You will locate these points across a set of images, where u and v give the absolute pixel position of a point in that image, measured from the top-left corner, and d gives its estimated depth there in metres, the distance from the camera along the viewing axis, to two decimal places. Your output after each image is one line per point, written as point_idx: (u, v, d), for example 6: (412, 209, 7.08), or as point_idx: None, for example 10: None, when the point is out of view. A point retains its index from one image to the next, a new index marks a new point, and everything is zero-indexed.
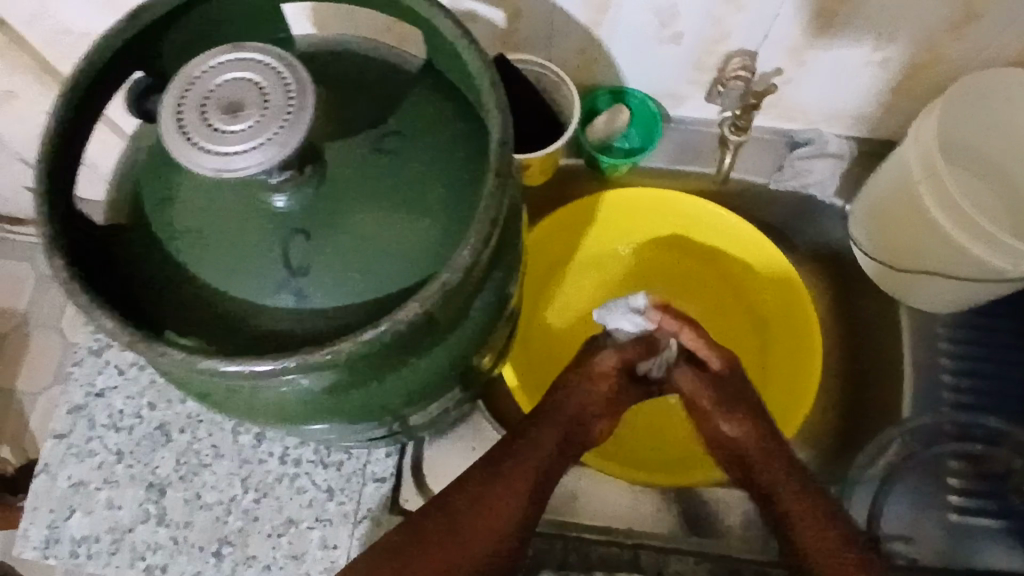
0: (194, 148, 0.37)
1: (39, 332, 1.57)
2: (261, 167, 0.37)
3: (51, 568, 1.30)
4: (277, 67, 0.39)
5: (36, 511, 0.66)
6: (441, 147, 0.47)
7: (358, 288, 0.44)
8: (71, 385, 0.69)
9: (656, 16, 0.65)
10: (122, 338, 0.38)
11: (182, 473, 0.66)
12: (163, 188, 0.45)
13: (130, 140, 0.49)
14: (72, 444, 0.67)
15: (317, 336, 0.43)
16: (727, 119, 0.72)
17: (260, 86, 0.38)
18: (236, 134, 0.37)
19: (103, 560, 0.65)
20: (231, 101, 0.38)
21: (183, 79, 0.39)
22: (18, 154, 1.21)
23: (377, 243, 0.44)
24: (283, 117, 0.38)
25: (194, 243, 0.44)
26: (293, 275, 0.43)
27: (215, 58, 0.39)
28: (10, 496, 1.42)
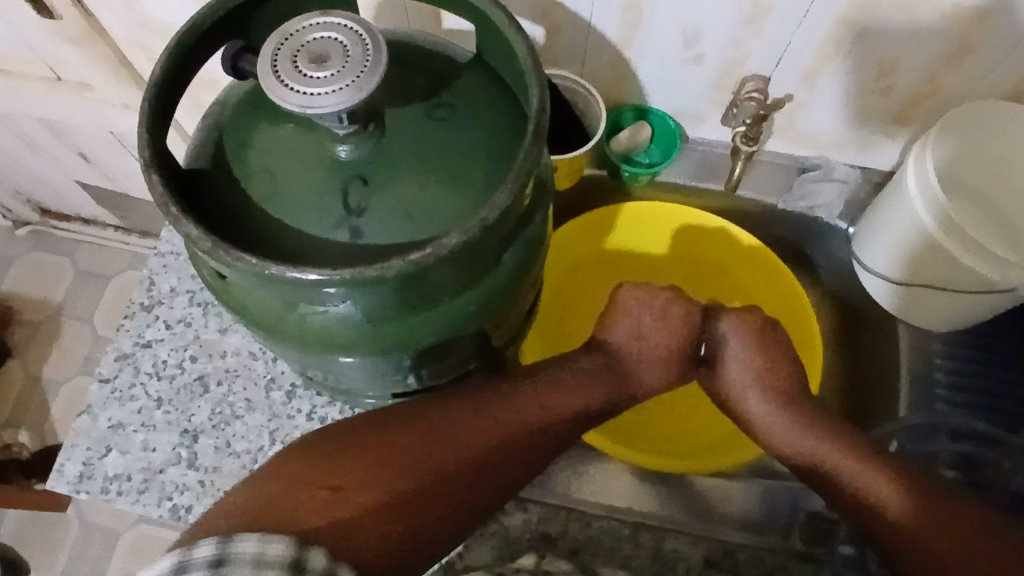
0: (286, 89, 0.44)
1: (70, 323, 1.63)
2: (340, 106, 0.44)
3: (60, 550, 1.33)
4: (357, 29, 0.46)
5: (74, 447, 0.71)
6: (486, 121, 0.53)
7: (405, 230, 0.49)
8: (121, 334, 0.75)
9: (682, 37, 0.73)
10: (205, 244, 0.44)
11: (215, 422, 0.71)
12: (246, 135, 0.53)
13: (219, 97, 0.56)
14: (116, 388, 0.72)
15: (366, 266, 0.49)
16: (739, 131, 0.79)
17: (343, 43, 0.45)
18: (322, 78, 0.44)
19: (132, 497, 0.69)
20: (319, 53, 0.45)
21: (279, 35, 0.46)
22: (78, 147, 1.31)
23: (425, 192, 0.50)
24: (361, 67, 0.44)
25: (267, 184, 0.51)
26: (351, 214, 0.50)
27: (307, 20, 0.46)
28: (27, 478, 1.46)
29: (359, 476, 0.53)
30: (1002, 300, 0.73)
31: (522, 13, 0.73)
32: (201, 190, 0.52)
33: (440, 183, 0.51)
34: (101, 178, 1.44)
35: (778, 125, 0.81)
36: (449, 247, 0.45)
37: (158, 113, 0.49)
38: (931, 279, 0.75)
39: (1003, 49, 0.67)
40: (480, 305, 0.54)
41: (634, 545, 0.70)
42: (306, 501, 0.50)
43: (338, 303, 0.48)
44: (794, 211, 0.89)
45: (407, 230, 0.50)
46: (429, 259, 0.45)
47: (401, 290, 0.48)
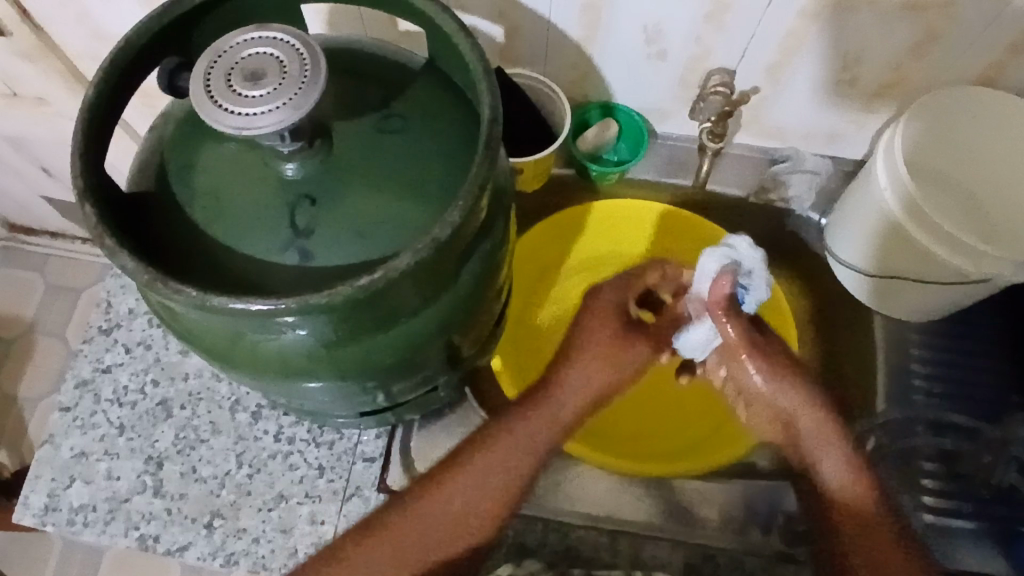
0: (219, 110, 0.42)
1: (42, 338, 1.61)
2: (277, 127, 0.42)
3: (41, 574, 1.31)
4: (294, 43, 0.44)
5: (37, 478, 0.69)
6: (438, 130, 0.52)
7: (356, 250, 0.48)
8: (79, 360, 0.72)
9: (644, 33, 0.71)
10: (143, 277, 0.43)
11: (181, 447, 0.69)
12: (187, 156, 0.51)
13: (161, 116, 0.54)
14: (77, 416, 0.70)
15: (317, 290, 0.47)
16: (705, 127, 0.76)
17: (279, 59, 0.43)
18: (258, 98, 0.42)
19: (98, 528, 0.67)
20: (254, 71, 0.43)
21: (212, 52, 0.44)
22: (39, 161, 1.27)
23: (375, 210, 0.48)
24: (299, 83, 0.42)
25: (211, 207, 0.49)
26: (299, 236, 0.48)
27: (241, 35, 0.44)
28: (5, 500, 1.43)
29: (469, 497, 0.62)
30: (975, 288, 0.72)
31: (479, 14, 0.71)
32: (142, 215, 0.50)
33: (391, 200, 0.49)
34: (66, 191, 1.41)
35: (746, 118, 0.80)
36: (400, 269, 0.43)
37: (92, 138, 0.47)
38: (904, 270, 0.74)
39: (969, 35, 0.66)
40: (440, 323, 0.52)
41: (613, 553, 0.69)
42: (431, 520, 0.62)
43: (291, 329, 0.46)
44: (764, 205, 0.86)
45: (359, 249, 0.48)
46: (379, 282, 0.43)
47: (355, 314, 0.46)
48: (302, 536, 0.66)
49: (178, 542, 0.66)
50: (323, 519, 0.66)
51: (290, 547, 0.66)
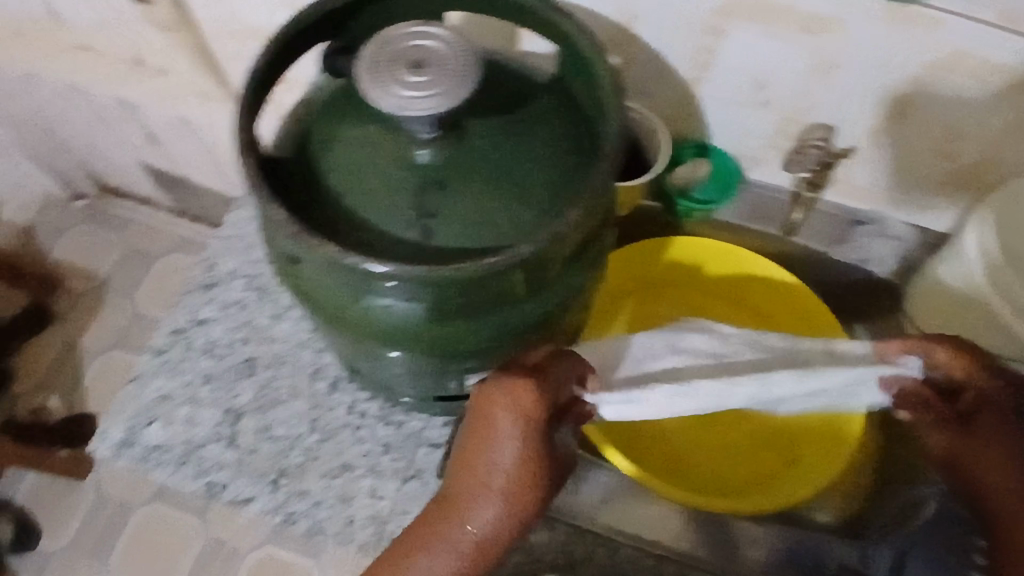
0: (382, 89, 0.45)
1: (114, 297, 1.81)
2: (433, 111, 0.44)
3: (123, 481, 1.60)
4: (455, 40, 0.47)
5: (121, 413, 0.72)
6: (558, 139, 0.55)
7: (475, 236, 0.51)
8: (178, 309, 0.77)
9: (752, 80, 0.74)
10: (290, 228, 0.47)
11: (259, 404, 0.72)
12: (330, 130, 0.55)
13: (309, 92, 0.59)
14: (167, 360, 0.74)
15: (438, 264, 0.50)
16: (802, 179, 0.81)
17: (440, 52, 0.46)
18: (418, 83, 0.45)
19: (171, 468, 0.70)
20: (417, 59, 0.46)
21: (377, 40, 0.47)
22: (146, 128, 1.40)
23: (495, 201, 0.52)
24: (456, 72, 0.45)
25: (345, 180, 0.53)
26: (424, 215, 0.51)
27: (405, 28, 0.48)
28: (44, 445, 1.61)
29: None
30: None
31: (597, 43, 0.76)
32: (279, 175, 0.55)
33: (510, 195, 0.52)
34: (162, 160, 1.53)
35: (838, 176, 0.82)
36: (521, 257, 0.47)
37: (255, 101, 0.52)
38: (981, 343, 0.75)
39: None
40: (535, 318, 0.55)
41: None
42: None
43: (404, 299, 0.50)
44: (845, 262, 0.89)
45: (477, 237, 0.51)
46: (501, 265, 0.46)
47: (465, 293, 0.49)
48: (360, 508, 0.68)
49: (243, 494, 0.69)
50: (382, 495, 0.69)
51: (347, 516, 0.68)
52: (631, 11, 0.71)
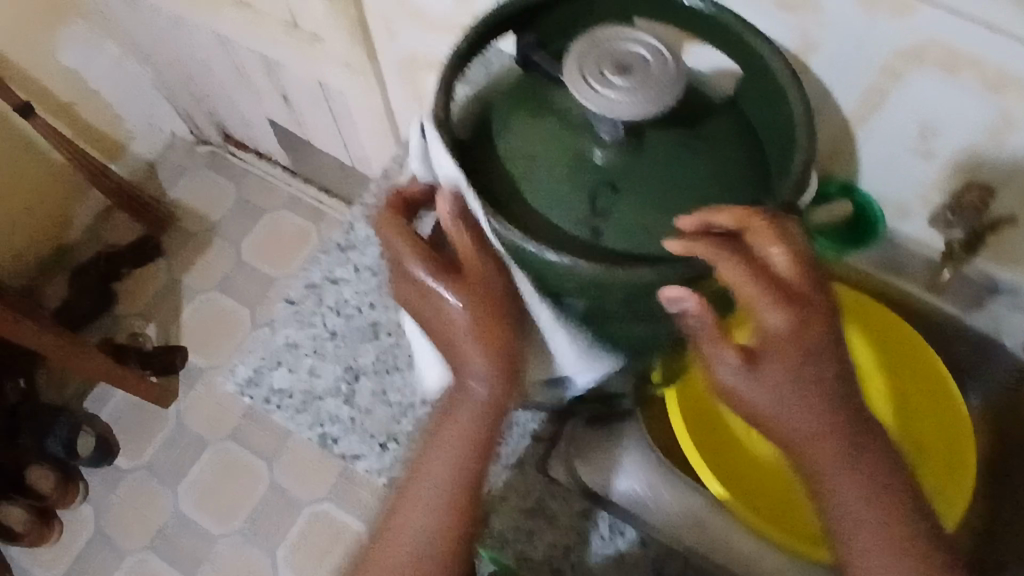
0: (587, 88, 0.45)
1: (221, 243, 1.94)
2: (636, 116, 0.44)
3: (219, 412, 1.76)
4: (663, 50, 0.47)
5: (249, 353, 0.76)
6: (733, 158, 0.55)
7: (640, 242, 0.52)
8: (314, 266, 0.80)
9: (919, 129, 0.72)
10: None
11: (378, 368, 0.75)
12: (510, 118, 0.56)
13: (492, 79, 0.61)
14: (298, 312, 0.78)
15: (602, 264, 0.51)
16: (954, 240, 0.76)
17: (648, 60, 0.47)
18: (623, 86, 0.45)
19: (289, 414, 0.73)
20: (624, 63, 0.46)
21: (586, 39, 0.48)
22: (283, 90, 1.48)
23: (666, 211, 0.52)
24: (661, 80, 0.46)
25: (520, 169, 0.54)
26: (595, 214, 0.52)
27: (615, 31, 0.48)
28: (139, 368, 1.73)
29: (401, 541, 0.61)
30: None
31: None
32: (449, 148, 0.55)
33: (681, 209, 0.53)
34: (291, 121, 1.62)
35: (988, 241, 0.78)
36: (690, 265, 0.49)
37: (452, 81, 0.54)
38: None
39: None
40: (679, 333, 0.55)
41: None
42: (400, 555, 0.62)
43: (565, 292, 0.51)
44: (977, 330, 0.84)
45: (644, 244, 0.52)
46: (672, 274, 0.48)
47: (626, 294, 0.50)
48: None
49: (353, 451, 0.72)
50: None
51: None
52: (806, 41, 0.70)
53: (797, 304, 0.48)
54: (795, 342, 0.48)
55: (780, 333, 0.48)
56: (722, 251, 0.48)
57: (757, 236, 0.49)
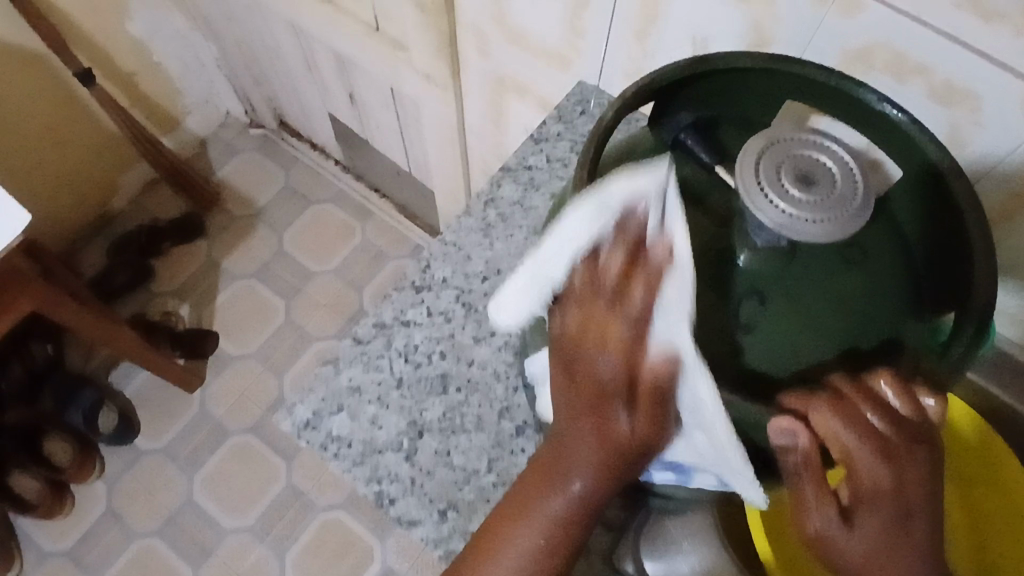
0: (763, 198, 0.40)
1: (264, 229, 1.91)
2: (818, 239, 0.39)
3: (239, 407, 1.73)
4: (848, 160, 0.42)
5: (310, 392, 0.72)
6: (894, 274, 0.48)
7: (785, 364, 0.45)
8: (385, 303, 0.75)
9: None
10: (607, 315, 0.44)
11: (444, 426, 0.70)
12: None
13: (618, 149, 0.55)
14: (364, 353, 0.73)
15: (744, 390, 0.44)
16: None
17: (833, 171, 0.41)
18: (804, 201, 0.40)
19: (347, 464, 0.69)
20: (806, 172, 0.41)
21: (761, 138, 0.42)
22: (351, 88, 1.44)
23: (817, 331, 0.46)
24: (849, 202, 0.40)
25: None
26: (738, 327, 0.46)
27: (793, 132, 0.42)
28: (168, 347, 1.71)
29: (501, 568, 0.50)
30: None
31: None
32: None
33: (834, 331, 0.46)
34: (353, 119, 1.58)
35: None
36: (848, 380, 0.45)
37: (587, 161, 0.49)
38: None
39: None
40: None
41: None
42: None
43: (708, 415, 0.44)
44: None
45: (791, 365, 0.45)
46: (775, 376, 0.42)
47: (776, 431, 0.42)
48: None
49: (410, 514, 0.67)
50: None
51: None
52: (954, 135, 0.64)
53: (901, 468, 0.38)
54: (898, 509, 0.38)
55: (882, 491, 0.38)
56: (834, 413, 0.38)
57: (848, 403, 0.38)
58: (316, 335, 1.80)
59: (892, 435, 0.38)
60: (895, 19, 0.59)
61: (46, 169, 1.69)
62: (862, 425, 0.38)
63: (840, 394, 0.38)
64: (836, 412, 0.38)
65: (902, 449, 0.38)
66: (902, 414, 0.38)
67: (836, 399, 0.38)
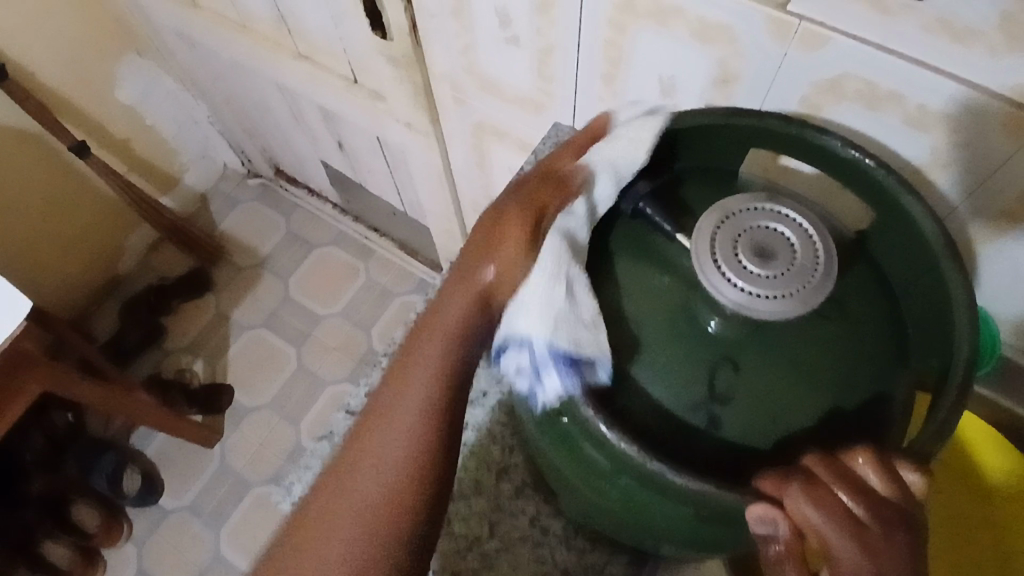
0: (721, 277, 0.39)
1: (269, 278, 1.93)
2: (780, 316, 0.39)
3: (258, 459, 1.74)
4: (808, 225, 0.41)
5: (307, 469, 0.72)
6: (874, 328, 0.47)
7: (765, 432, 0.44)
8: (376, 371, 0.76)
9: None
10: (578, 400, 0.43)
11: None
12: (606, 269, 0.49)
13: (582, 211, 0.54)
14: None
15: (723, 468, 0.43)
16: None
17: (792, 242, 0.40)
18: (763, 277, 0.39)
19: None
20: (764, 246, 0.40)
21: (717, 210, 0.41)
22: (339, 137, 1.45)
23: (796, 395, 0.45)
24: (809, 275, 0.39)
25: (624, 332, 0.47)
26: (713, 399, 0.44)
27: (750, 200, 0.42)
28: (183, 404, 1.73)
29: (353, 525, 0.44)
30: None
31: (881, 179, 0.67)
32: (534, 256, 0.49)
33: (814, 392, 0.45)
34: (345, 165, 1.59)
35: None
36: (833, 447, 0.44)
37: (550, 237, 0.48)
38: None
39: None
40: None
41: None
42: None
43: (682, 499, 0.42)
44: None
45: (771, 432, 0.44)
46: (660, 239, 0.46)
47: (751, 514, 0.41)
48: None
49: None
50: None
51: None
52: (938, 156, 0.62)
53: (881, 563, 0.35)
54: None
55: None
56: (806, 496, 0.37)
57: (823, 488, 0.37)
58: (328, 379, 1.80)
59: (871, 521, 0.36)
60: (861, 48, 0.57)
61: (53, 239, 1.72)
62: (837, 509, 0.36)
63: (815, 480, 0.38)
64: (809, 496, 0.37)
65: (880, 538, 0.35)
66: (884, 503, 0.37)
67: (810, 485, 0.37)
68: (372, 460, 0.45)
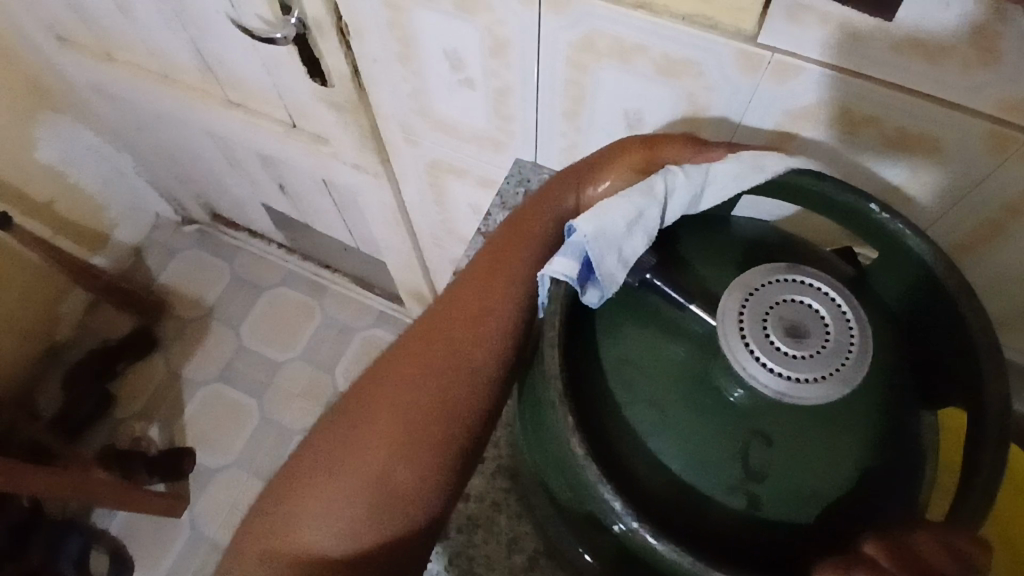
0: (760, 362, 0.40)
1: (219, 329, 1.84)
2: (825, 398, 0.40)
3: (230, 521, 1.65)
4: (831, 297, 0.43)
5: None
6: (896, 379, 0.45)
7: (804, 506, 0.41)
8: None
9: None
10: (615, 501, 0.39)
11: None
12: (613, 345, 0.46)
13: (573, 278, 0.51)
14: None
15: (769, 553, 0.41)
16: None
17: (820, 317, 0.42)
18: (803, 359, 0.41)
19: None
20: (795, 324, 0.42)
21: (740, 289, 0.43)
22: (281, 180, 1.38)
23: (830, 461, 0.42)
24: (845, 352, 0.41)
25: (643, 413, 0.43)
26: (749, 479, 0.41)
27: (771, 275, 0.44)
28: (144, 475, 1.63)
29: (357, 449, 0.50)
30: None
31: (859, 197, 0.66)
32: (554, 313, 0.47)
33: (849, 455, 0.42)
34: (289, 206, 1.52)
35: None
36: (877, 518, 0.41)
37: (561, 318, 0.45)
38: None
39: None
40: None
41: None
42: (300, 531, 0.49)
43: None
44: None
45: (810, 504, 0.41)
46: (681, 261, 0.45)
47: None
48: None
49: None
50: None
51: None
52: (917, 171, 0.61)
53: None
54: None
55: None
56: None
57: (887, 574, 0.36)
58: (295, 428, 1.73)
59: None
60: (835, 75, 0.55)
61: None
62: None
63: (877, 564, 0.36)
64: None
65: None
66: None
67: (874, 574, 0.36)
68: (369, 431, 0.51)
